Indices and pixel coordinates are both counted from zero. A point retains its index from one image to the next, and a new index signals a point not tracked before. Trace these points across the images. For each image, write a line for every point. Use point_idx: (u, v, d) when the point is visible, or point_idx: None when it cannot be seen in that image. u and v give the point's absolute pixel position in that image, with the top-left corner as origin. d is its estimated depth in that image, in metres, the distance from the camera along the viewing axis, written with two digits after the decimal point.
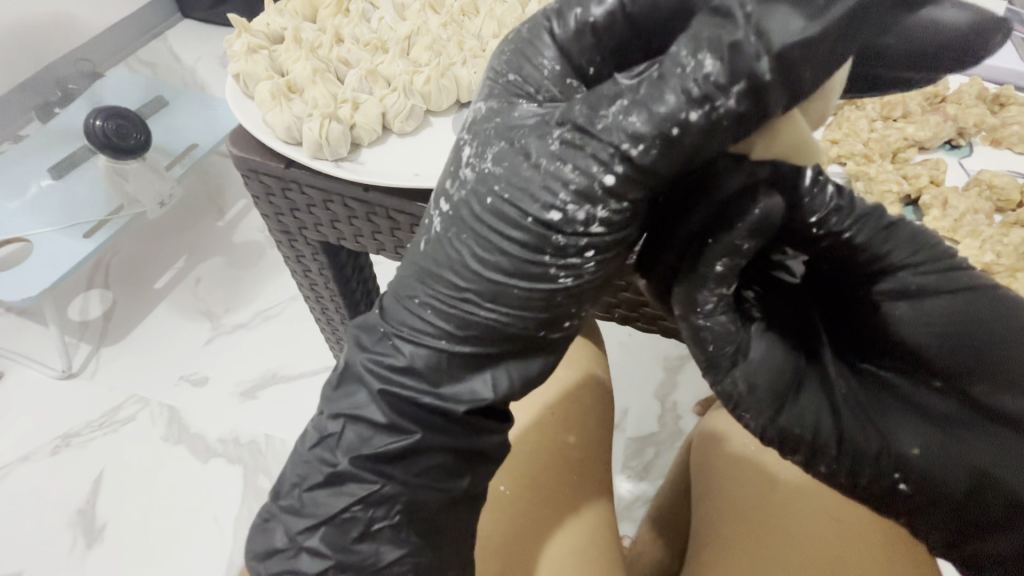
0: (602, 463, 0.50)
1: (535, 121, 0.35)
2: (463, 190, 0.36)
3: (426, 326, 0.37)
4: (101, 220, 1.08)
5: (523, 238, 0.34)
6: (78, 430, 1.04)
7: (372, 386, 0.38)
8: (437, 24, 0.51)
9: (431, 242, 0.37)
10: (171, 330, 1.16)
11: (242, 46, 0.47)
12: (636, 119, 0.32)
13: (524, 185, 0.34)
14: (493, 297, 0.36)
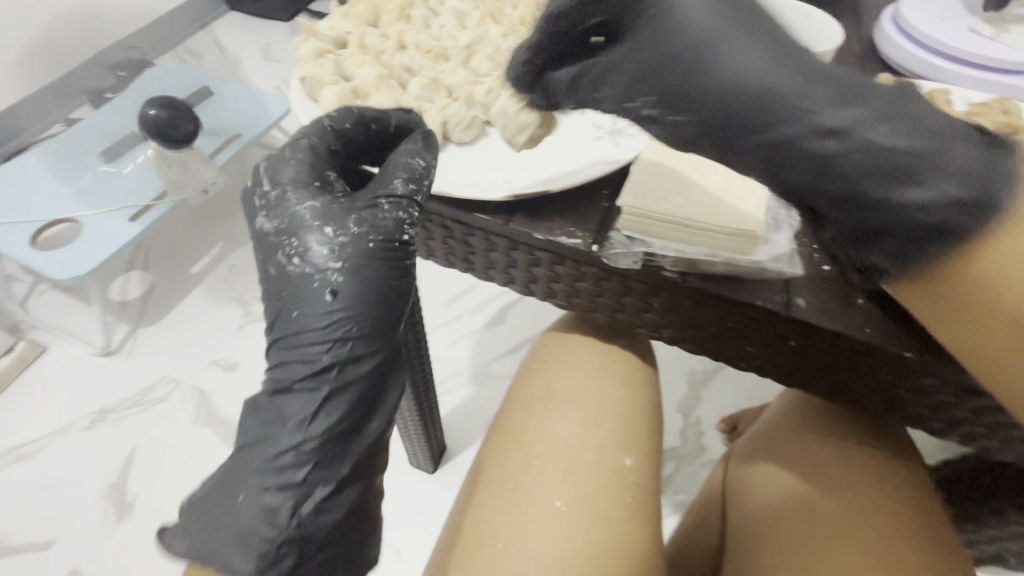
0: (650, 487, 0.50)
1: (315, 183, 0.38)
2: (293, 264, 0.37)
3: (306, 360, 0.37)
4: (146, 205, 1.11)
5: (359, 253, 0.37)
6: (113, 406, 1.08)
7: (276, 439, 0.37)
8: (498, 34, 0.51)
9: (286, 303, 0.37)
10: (206, 314, 1.19)
11: (310, 50, 0.48)
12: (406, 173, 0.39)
13: (335, 223, 0.37)
14: (359, 304, 0.37)
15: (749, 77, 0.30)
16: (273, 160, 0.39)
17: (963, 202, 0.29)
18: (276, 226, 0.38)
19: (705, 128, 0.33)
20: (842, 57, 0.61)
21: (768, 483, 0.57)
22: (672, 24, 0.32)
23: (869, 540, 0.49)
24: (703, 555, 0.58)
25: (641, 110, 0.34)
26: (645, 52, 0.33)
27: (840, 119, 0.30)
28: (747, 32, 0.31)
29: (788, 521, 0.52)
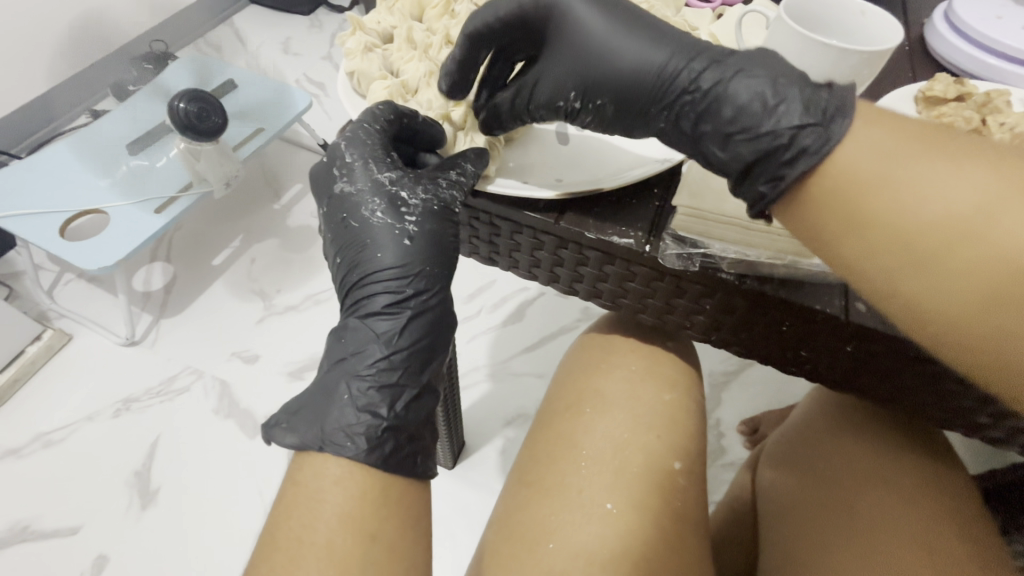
0: (700, 490, 0.49)
1: (384, 152, 0.43)
2: (365, 220, 0.43)
3: (379, 302, 0.42)
4: (170, 198, 1.12)
5: (423, 212, 0.42)
6: (137, 396, 1.09)
7: (363, 360, 0.42)
8: None
9: (367, 245, 0.43)
10: (228, 307, 1.20)
11: (358, 44, 0.48)
12: (466, 163, 0.43)
13: (406, 186, 0.43)
14: (436, 245, 0.43)
15: (636, 54, 0.38)
16: (349, 134, 0.44)
17: (818, 123, 0.33)
18: (351, 186, 0.43)
19: (624, 106, 0.40)
20: (890, 56, 0.59)
21: (796, 479, 0.54)
22: (568, 24, 0.40)
23: (905, 533, 0.46)
24: (733, 555, 0.57)
25: (569, 102, 0.42)
26: (558, 58, 0.41)
27: (708, 77, 0.36)
28: (636, 23, 0.39)
29: (817, 518, 0.50)
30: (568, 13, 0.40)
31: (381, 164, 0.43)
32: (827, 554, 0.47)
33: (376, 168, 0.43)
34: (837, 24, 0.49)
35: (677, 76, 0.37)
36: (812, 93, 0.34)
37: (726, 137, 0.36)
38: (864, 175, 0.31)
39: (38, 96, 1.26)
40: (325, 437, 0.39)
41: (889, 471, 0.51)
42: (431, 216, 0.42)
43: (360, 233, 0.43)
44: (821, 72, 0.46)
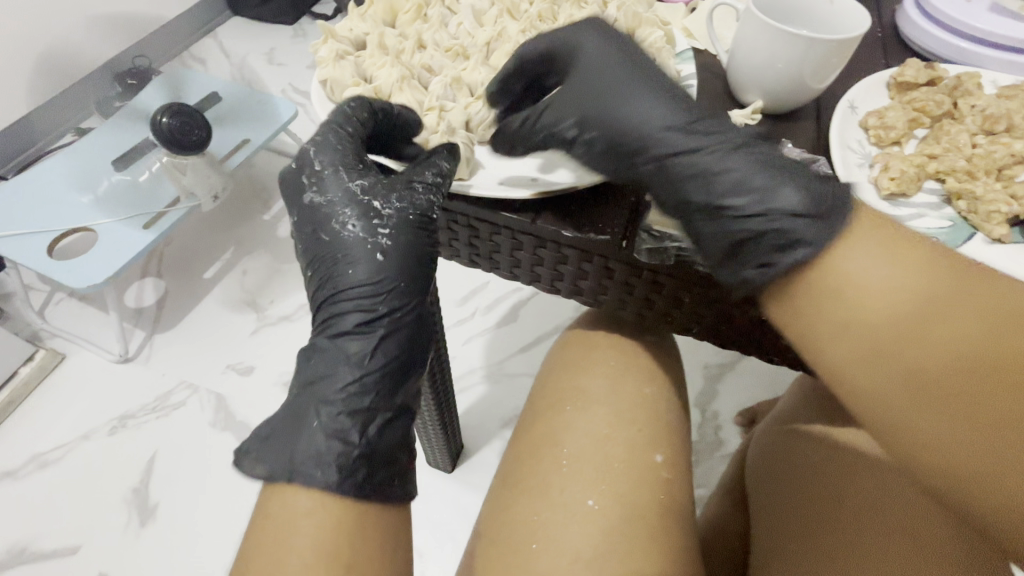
0: (687, 481, 0.50)
1: (353, 162, 0.43)
2: (335, 233, 0.42)
3: (351, 316, 0.41)
4: (159, 212, 1.12)
5: (392, 223, 0.41)
6: (133, 412, 1.09)
7: (332, 384, 0.40)
8: (517, 31, 0.51)
9: (337, 259, 0.41)
10: (221, 320, 1.20)
11: (330, 52, 0.47)
12: (439, 163, 0.43)
13: (376, 196, 0.42)
14: (410, 262, 0.42)
15: (644, 108, 0.39)
16: (320, 143, 0.43)
17: (811, 216, 0.34)
18: (320, 196, 0.42)
19: (614, 144, 0.40)
20: (863, 44, 0.60)
21: (789, 466, 0.54)
22: (586, 64, 0.42)
23: (899, 521, 0.46)
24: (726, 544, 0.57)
25: (567, 129, 0.42)
26: (571, 90, 0.42)
27: (706, 145, 0.37)
28: (649, 83, 0.40)
29: (812, 510, 0.49)
30: (589, 58, 0.42)
31: (351, 173, 0.42)
32: (820, 543, 0.47)
33: (347, 178, 0.42)
34: (807, 12, 0.49)
35: (676, 136, 0.38)
36: (810, 187, 0.35)
37: (720, 201, 0.36)
38: (878, 282, 0.32)
39: (21, 119, 1.26)
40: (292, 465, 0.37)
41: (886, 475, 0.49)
42: (402, 224, 0.41)
43: (331, 248, 0.42)
44: (792, 59, 0.46)
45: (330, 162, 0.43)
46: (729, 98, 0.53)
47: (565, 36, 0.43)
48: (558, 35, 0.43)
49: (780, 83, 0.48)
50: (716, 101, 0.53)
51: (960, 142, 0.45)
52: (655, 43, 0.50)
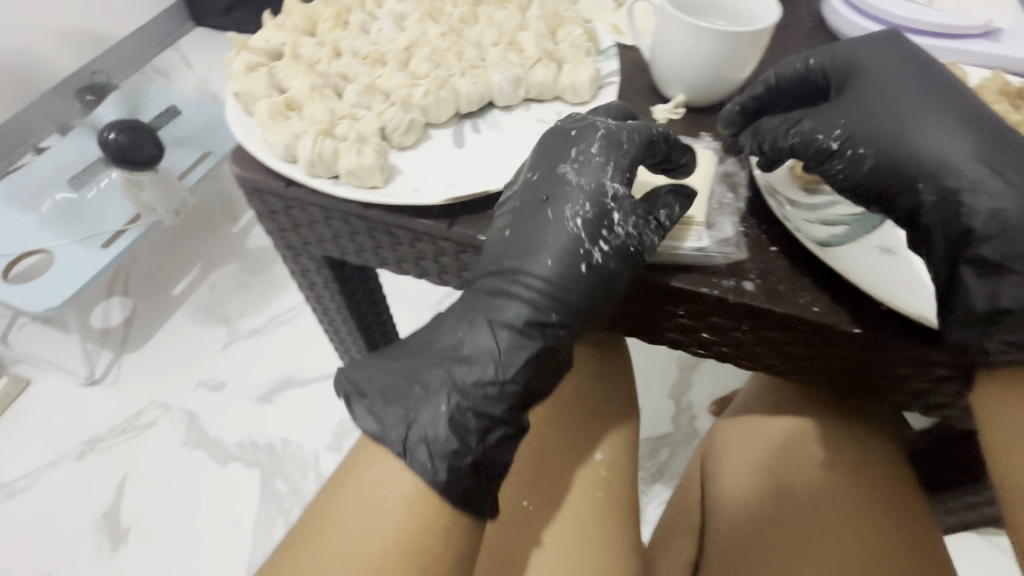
0: (629, 478, 0.50)
1: (613, 151, 0.38)
2: (564, 217, 0.37)
3: (516, 316, 0.37)
4: (119, 230, 1.07)
5: (581, 234, 0.37)
6: (102, 435, 1.06)
7: (469, 374, 0.36)
8: (437, 35, 0.51)
9: (586, 251, 0.37)
10: (191, 337, 1.17)
11: (242, 65, 0.47)
12: (611, 178, 0.38)
13: (600, 199, 0.37)
14: (595, 285, 0.37)
15: (937, 144, 0.35)
16: (611, 132, 0.39)
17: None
18: (572, 175, 0.38)
19: (895, 164, 0.36)
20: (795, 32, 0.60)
21: (741, 458, 0.55)
22: (880, 79, 0.38)
23: (838, 521, 0.48)
24: (685, 539, 0.56)
25: (829, 140, 0.38)
26: (874, 100, 0.38)
27: (994, 191, 0.33)
28: (951, 111, 0.36)
29: (756, 505, 0.51)
30: (889, 72, 0.38)
31: (602, 162, 0.38)
32: (760, 537, 0.49)
33: (603, 165, 0.38)
34: (722, 3, 0.49)
35: (971, 173, 0.34)
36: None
37: (980, 251, 0.34)
38: None
39: None
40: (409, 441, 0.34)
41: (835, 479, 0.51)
42: (612, 245, 0.37)
43: (530, 231, 0.38)
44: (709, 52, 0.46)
45: (588, 147, 0.38)
46: (654, 92, 0.53)
47: (840, 50, 0.40)
48: (834, 47, 0.41)
49: (698, 76, 0.48)
50: (641, 95, 0.52)
51: None
52: (576, 41, 0.50)
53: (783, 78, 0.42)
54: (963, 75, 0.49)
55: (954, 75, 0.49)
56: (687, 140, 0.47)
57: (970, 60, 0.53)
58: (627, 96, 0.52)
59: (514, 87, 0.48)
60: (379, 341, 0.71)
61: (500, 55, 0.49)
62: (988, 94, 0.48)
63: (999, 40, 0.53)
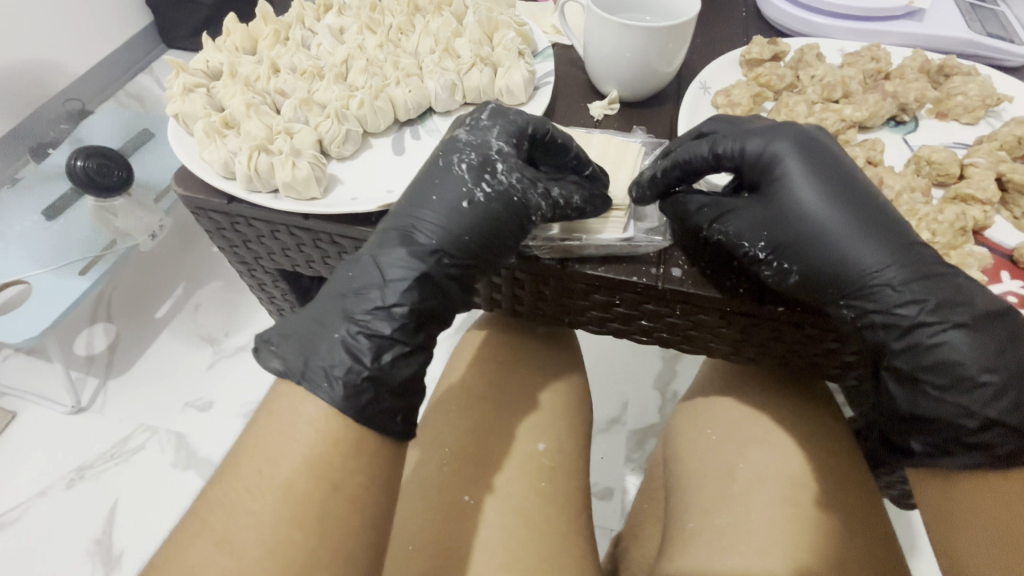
0: (577, 469, 0.51)
1: (503, 116, 0.42)
2: (455, 163, 0.40)
3: (404, 254, 0.38)
4: (95, 257, 1.05)
5: (469, 177, 0.40)
6: (90, 462, 1.04)
7: (360, 303, 0.37)
8: (374, 46, 0.52)
9: (470, 191, 0.40)
10: (175, 358, 1.16)
11: (179, 87, 0.48)
12: (498, 137, 0.41)
13: (485, 152, 0.41)
14: (482, 223, 0.39)
15: (853, 261, 0.36)
16: (500, 108, 0.44)
17: (990, 422, 0.34)
18: (462, 134, 0.42)
19: (816, 281, 0.37)
20: (735, 19, 0.61)
21: (694, 445, 0.57)
22: (801, 187, 0.38)
23: (782, 491, 0.50)
24: (652, 526, 0.59)
25: (754, 250, 0.38)
26: (793, 210, 0.38)
27: (906, 311, 0.35)
28: (873, 226, 0.36)
29: (710, 486, 0.53)
30: (812, 176, 0.38)
31: (490, 123, 0.42)
32: (715, 517, 0.50)
33: (490, 125, 0.42)
34: None
35: (885, 293, 0.35)
36: (989, 386, 0.34)
37: (895, 363, 0.36)
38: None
39: None
40: (308, 368, 0.35)
41: (792, 460, 0.52)
42: (495, 187, 0.40)
43: (423, 183, 0.40)
44: (637, 48, 0.46)
45: (477, 116, 0.43)
46: (591, 88, 0.54)
47: (761, 147, 0.40)
48: (756, 141, 0.40)
49: (628, 72, 0.49)
50: (578, 93, 0.53)
51: (798, 112, 0.47)
52: (509, 44, 0.51)
53: (695, 160, 0.40)
54: (885, 55, 0.50)
55: (877, 56, 0.50)
56: (620, 134, 0.49)
57: (894, 41, 0.54)
58: (564, 95, 0.53)
59: (450, 93, 0.49)
60: None
61: (435, 62, 0.50)
62: (910, 72, 0.50)
63: (922, 20, 0.55)
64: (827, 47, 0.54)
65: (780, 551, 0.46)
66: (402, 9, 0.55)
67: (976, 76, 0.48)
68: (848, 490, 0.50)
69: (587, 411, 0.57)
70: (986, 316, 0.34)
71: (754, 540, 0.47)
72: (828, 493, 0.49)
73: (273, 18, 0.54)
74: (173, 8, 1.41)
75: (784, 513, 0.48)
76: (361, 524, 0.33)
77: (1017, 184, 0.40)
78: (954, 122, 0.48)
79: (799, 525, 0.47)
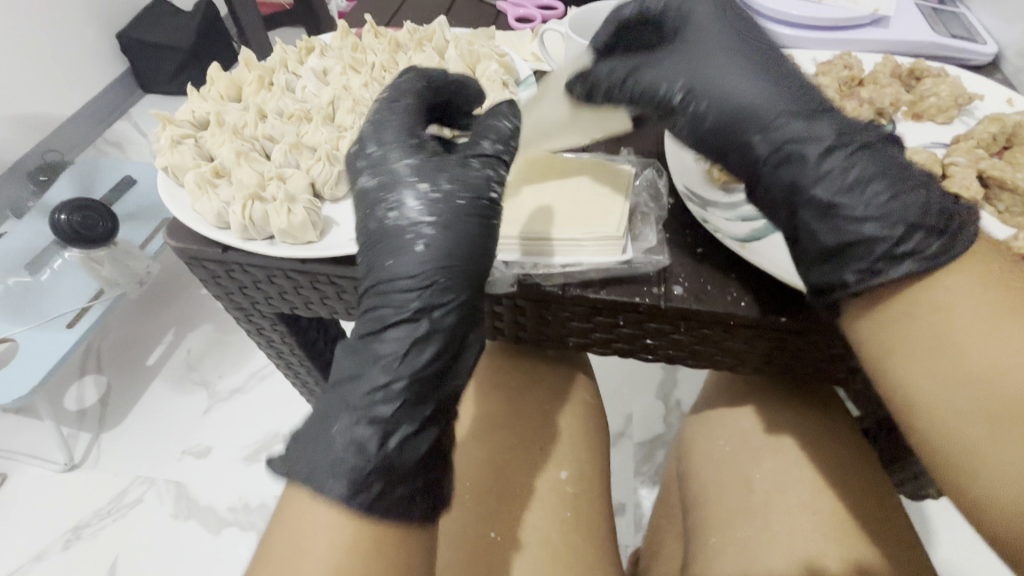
0: (600, 492, 0.51)
1: (395, 147, 0.40)
2: (389, 216, 0.38)
3: (393, 335, 0.37)
4: (83, 309, 1.03)
5: (413, 223, 0.38)
6: (87, 520, 1.01)
7: (360, 387, 0.37)
8: (359, 86, 0.52)
9: (403, 215, 0.38)
10: (170, 405, 1.14)
11: (167, 139, 0.47)
12: (408, 169, 0.39)
13: (398, 185, 0.39)
14: (451, 249, 0.37)
15: (755, 92, 0.36)
16: (380, 131, 0.41)
17: (908, 226, 0.32)
18: (376, 185, 0.40)
19: (729, 120, 0.37)
20: None
21: (708, 458, 0.57)
22: (708, 23, 0.38)
23: (801, 499, 0.50)
24: (671, 541, 0.58)
25: (672, 91, 0.38)
26: (705, 49, 0.38)
27: (819, 136, 0.34)
28: (767, 66, 0.37)
29: (727, 500, 0.52)
30: (716, 23, 0.38)
31: (395, 160, 0.40)
32: (736, 531, 0.50)
33: (395, 163, 0.40)
34: None
35: (795, 124, 0.35)
36: (908, 196, 0.32)
37: (814, 194, 0.34)
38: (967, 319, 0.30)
39: None
40: (334, 439, 0.35)
41: (804, 465, 0.52)
42: (433, 216, 0.38)
43: (376, 254, 0.38)
44: None
45: (373, 159, 0.40)
46: None
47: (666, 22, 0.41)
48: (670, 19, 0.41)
49: None
50: None
51: None
52: (493, 76, 0.52)
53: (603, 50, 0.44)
54: (857, 62, 0.52)
55: (849, 63, 0.52)
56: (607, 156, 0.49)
57: (863, 48, 0.56)
58: None
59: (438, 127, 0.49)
60: None
61: None
62: (883, 78, 0.51)
63: (888, 26, 0.57)
64: (801, 56, 0.56)
65: (804, 561, 0.45)
66: (383, 47, 0.56)
67: (946, 77, 0.50)
68: (865, 496, 0.49)
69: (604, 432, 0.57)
70: None
71: (778, 554, 0.47)
72: (844, 497, 0.49)
73: (256, 65, 0.55)
74: (151, 57, 1.43)
75: (806, 522, 0.48)
76: (378, 565, 0.33)
77: (998, 179, 0.41)
78: (930, 122, 0.49)
79: (820, 531, 0.47)
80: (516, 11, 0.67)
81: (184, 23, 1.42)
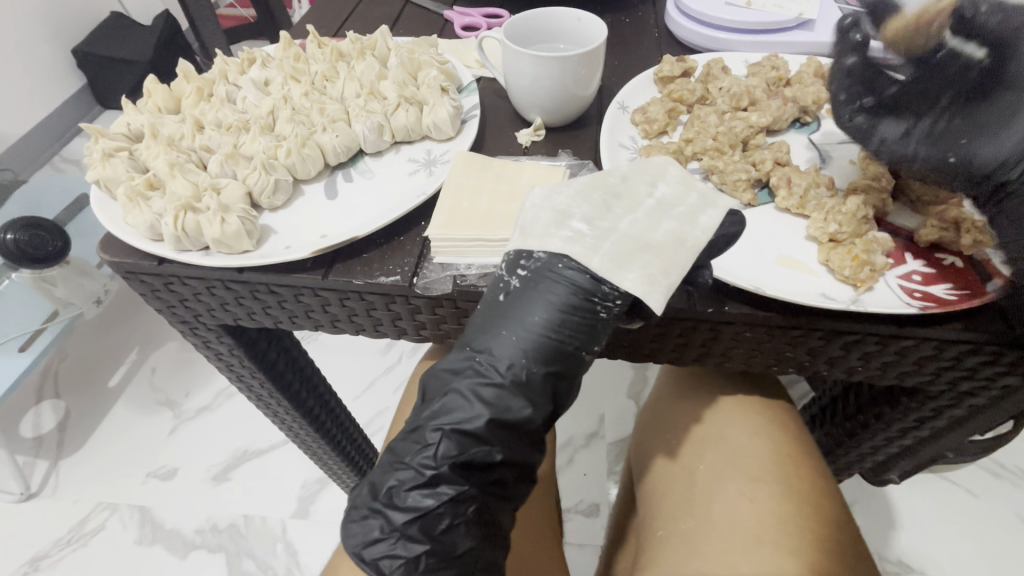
0: (623, 545, 0.59)
1: (547, 256, 0.37)
2: (484, 337, 0.38)
3: (435, 446, 0.37)
4: (36, 330, 0.99)
5: (508, 357, 0.37)
6: (45, 552, 0.97)
7: (400, 489, 0.37)
8: (300, 95, 0.52)
9: (505, 283, 0.38)
10: (133, 427, 1.11)
11: (99, 152, 0.46)
12: (518, 279, 0.38)
13: (511, 310, 0.37)
14: (530, 386, 0.37)
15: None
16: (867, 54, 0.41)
17: None
18: (501, 292, 0.38)
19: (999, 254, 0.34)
20: (649, 39, 0.65)
21: (659, 454, 0.58)
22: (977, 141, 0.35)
23: (740, 487, 0.51)
24: (628, 537, 0.59)
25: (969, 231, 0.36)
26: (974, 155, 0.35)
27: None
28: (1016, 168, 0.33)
29: (674, 492, 0.54)
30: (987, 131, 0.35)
31: (526, 262, 0.38)
32: (680, 522, 0.51)
33: (526, 264, 0.38)
34: (559, 29, 0.53)
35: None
36: None
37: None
38: None
39: None
40: (387, 493, 0.37)
41: (742, 452, 0.53)
42: (525, 358, 0.37)
43: (466, 379, 0.37)
44: (553, 75, 0.48)
45: (526, 261, 0.38)
46: (518, 117, 0.56)
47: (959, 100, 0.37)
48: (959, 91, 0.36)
49: (550, 99, 0.51)
50: (505, 123, 0.55)
51: (709, 122, 0.49)
52: (432, 82, 0.52)
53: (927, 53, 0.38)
54: (784, 63, 0.54)
55: (777, 65, 0.54)
56: (546, 159, 0.50)
57: (790, 50, 0.59)
58: (491, 125, 0.54)
59: (378, 134, 0.50)
60: (318, 410, 0.69)
61: (361, 106, 0.51)
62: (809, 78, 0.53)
63: (813, 29, 0.59)
64: (733, 60, 0.58)
65: (742, 549, 0.46)
66: (325, 57, 0.56)
67: None
68: (801, 484, 0.51)
69: (629, 490, 0.64)
70: (869, 290, 0.38)
71: (717, 541, 0.48)
72: (777, 482, 0.51)
73: (195, 76, 0.54)
74: (106, 70, 1.39)
75: (747, 505, 0.49)
76: None
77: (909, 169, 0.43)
78: None
79: (757, 520, 0.48)
80: (462, 19, 0.68)
81: (142, 38, 1.39)
